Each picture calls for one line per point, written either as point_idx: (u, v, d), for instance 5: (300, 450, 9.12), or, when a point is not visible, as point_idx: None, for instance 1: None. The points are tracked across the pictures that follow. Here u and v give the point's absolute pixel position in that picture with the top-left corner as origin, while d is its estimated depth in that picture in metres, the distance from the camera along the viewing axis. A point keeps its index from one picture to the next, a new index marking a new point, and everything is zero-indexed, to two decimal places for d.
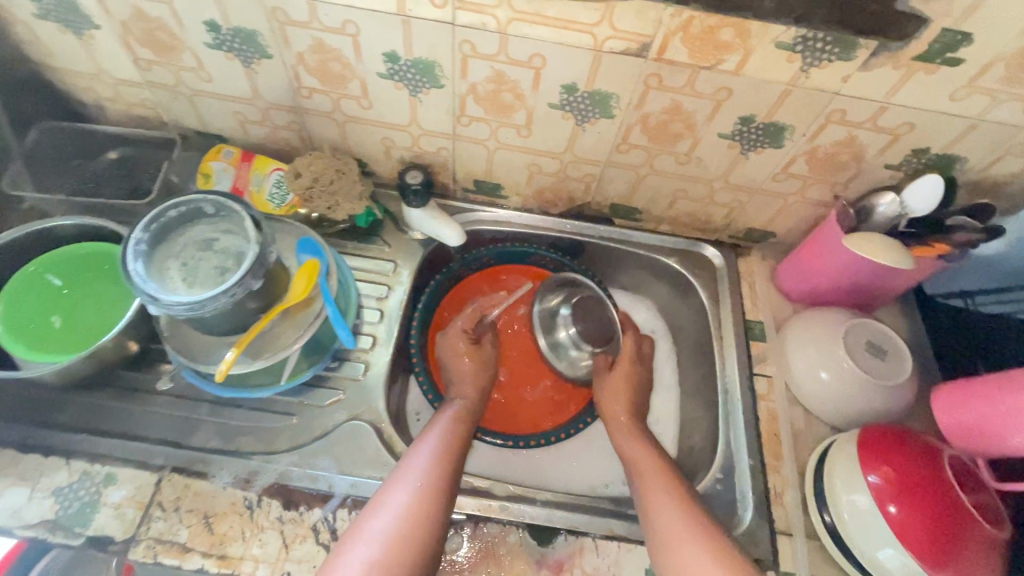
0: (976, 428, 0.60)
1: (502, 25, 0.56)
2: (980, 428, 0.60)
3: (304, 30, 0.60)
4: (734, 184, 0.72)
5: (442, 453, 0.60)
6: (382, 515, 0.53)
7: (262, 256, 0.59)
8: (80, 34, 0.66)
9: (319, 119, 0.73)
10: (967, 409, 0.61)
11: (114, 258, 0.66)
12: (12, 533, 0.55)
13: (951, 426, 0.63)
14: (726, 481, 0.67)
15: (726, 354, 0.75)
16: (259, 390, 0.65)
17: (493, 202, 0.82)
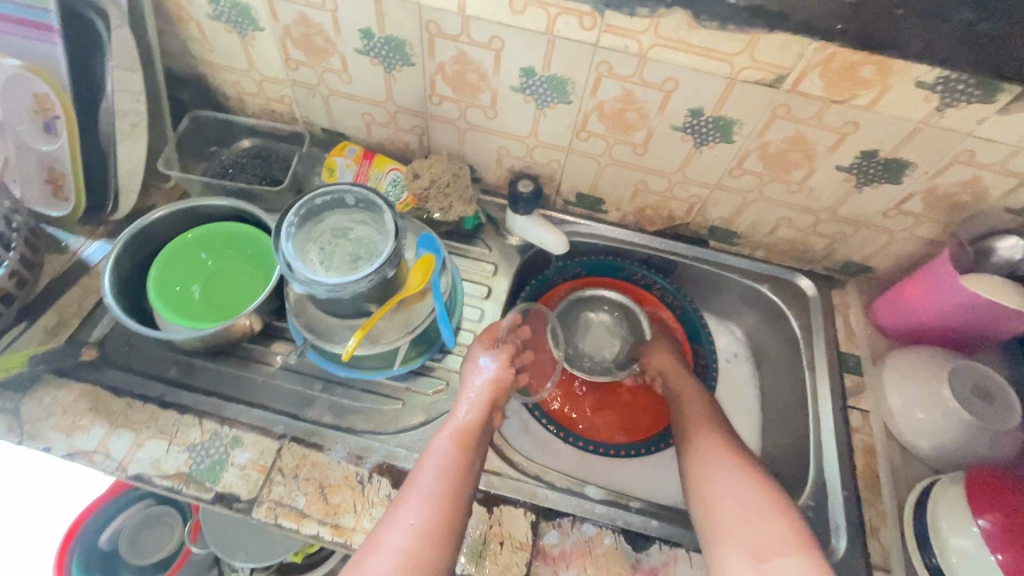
0: None
1: (644, 49, 0.59)
2: None
3: (451, 42, 0.65)
4: (842, 216, 0.73)
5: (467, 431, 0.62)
6: (420, 487, 0.57)
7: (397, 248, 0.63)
8: (244, 34, 0.72)
9: (442, 125, 0.77)
10: None
11: (257, 244, 0.72)
12: (151, 481, 0.60)
13: None
14: (818, 510, 0.67)
15: (819, 384, 0.75)
16: (373, 373, 0.69)
17: (591, 215, 0.85)
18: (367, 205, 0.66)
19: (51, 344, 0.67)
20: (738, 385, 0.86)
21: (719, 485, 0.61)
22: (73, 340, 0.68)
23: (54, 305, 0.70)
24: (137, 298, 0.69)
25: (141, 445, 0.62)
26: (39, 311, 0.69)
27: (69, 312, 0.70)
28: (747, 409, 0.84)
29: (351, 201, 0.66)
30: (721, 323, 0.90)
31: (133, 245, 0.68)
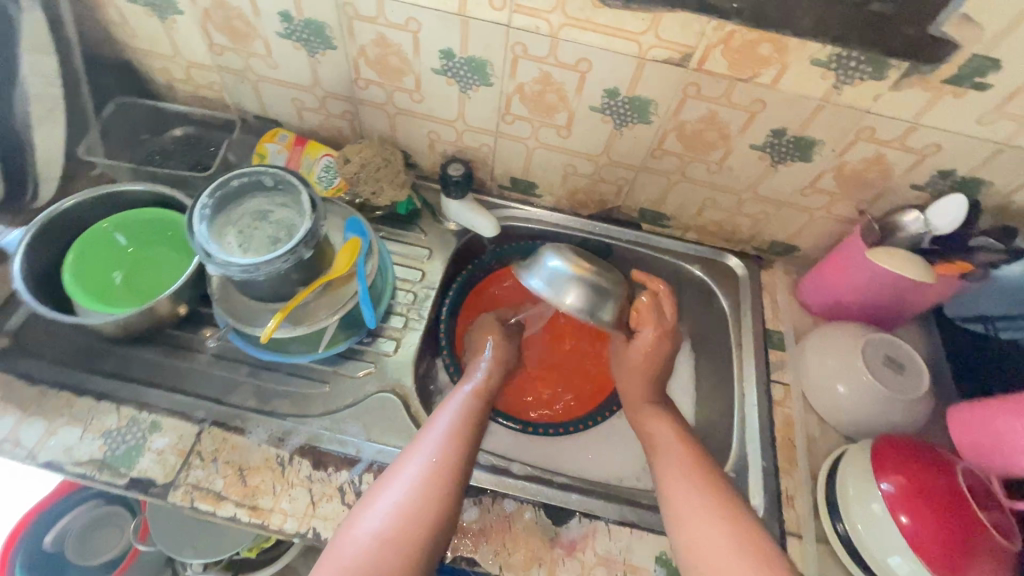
0: (993, 446, 0.61)
1: (555, 29, 0.60)
2: (998, 446, 0.60)
3: (369, 24, 0.65)
4: (762, 195, 0.74)
5: (455, 426, 0.61)
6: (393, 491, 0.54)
7: (314, 228, 0.63)
8: (164, 18, 0.72)
9: (372, 110, 0.77)
10: (986, 426, 0.62)
11: (179, 229, 0.71)
12: (62, 468, 0.59)
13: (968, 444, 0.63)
14: (738, 481, 0.68)
15: (745, 360, 0.77)
16: (298, 356, 0.69)
17: (527, 200, 0.86)
18: (286, 186, 0.66)
19: None
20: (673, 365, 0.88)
21: (675, 487, 0.58)
22: None
23: None
24: (54, 286, 0.67)
25: (55, 432, 0.61)
26: None
27: None
28: (680, 388, 0.86)
29: (272, 183, 0.66)
30: None
31: (49, 231, 0.67)
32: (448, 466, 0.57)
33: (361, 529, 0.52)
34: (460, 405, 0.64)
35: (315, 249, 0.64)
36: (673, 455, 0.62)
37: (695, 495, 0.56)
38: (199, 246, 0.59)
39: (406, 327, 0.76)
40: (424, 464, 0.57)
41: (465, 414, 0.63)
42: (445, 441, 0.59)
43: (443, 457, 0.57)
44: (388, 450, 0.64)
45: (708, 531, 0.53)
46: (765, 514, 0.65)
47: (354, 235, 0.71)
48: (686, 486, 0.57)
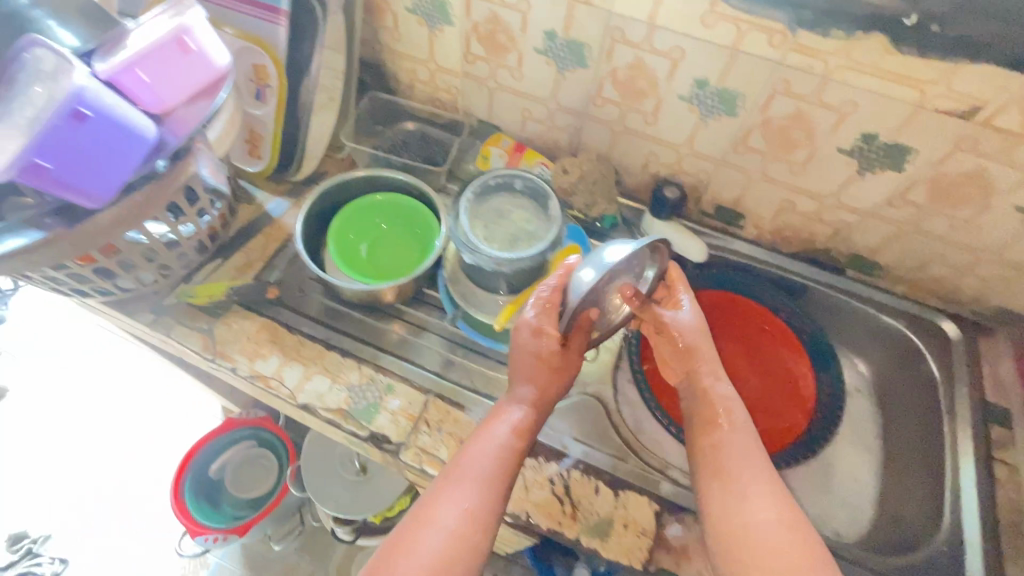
0: None
1: (830, 70, 0.61)
2: None
3: (631, 48, 0.69)
4: (1007, 258, 0.70)
5: (489, 456, 0.55)
6: (426, 547, 0.49)
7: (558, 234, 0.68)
8: (433, 28, 0.80)
9: (597, 126, 0.82)
10: None
11: (426, 223, 0.77)
12: (316, 411, 0.68)
13: None
14: (951, 555, 0.64)
15: (959, 429, 0.72)
16: (510, 347, 0.74)
17: (725, 229, 0.87)
18: (532, 191, 0.71)
19: (241, 280, 0.77)
20: (857, 418, 0.84)
21: (725, 469, 0.55)
22: (258, 278, 0.77)
23: (242, 249, 0.80)
24: (315, 251, 0.77)
25: (310, 378, 0.70)
26: (231, 250, 0.79)
27: (255, 255, 0.80)
28: (866, 445, 0.81)
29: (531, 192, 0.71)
30: (843, 354, 0.89)
31: (320, 203, 0.77)
32: (476, 531, 0.51)
33: None
34: (503, 441, 0.56)
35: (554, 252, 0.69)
36: (744, 443, 0.56)
37: (773, 494, 0.53)
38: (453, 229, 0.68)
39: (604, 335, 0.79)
40: (457, 515, 0.51)
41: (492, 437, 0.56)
42: (474, 479, 0.53)
43: (482, 502, 0.52)
44: (593, 452, 0.67)
45: (765, 531, 0.50)
46: None
47: (573, 241, 0.76)
48: (761, 480, 0.53)
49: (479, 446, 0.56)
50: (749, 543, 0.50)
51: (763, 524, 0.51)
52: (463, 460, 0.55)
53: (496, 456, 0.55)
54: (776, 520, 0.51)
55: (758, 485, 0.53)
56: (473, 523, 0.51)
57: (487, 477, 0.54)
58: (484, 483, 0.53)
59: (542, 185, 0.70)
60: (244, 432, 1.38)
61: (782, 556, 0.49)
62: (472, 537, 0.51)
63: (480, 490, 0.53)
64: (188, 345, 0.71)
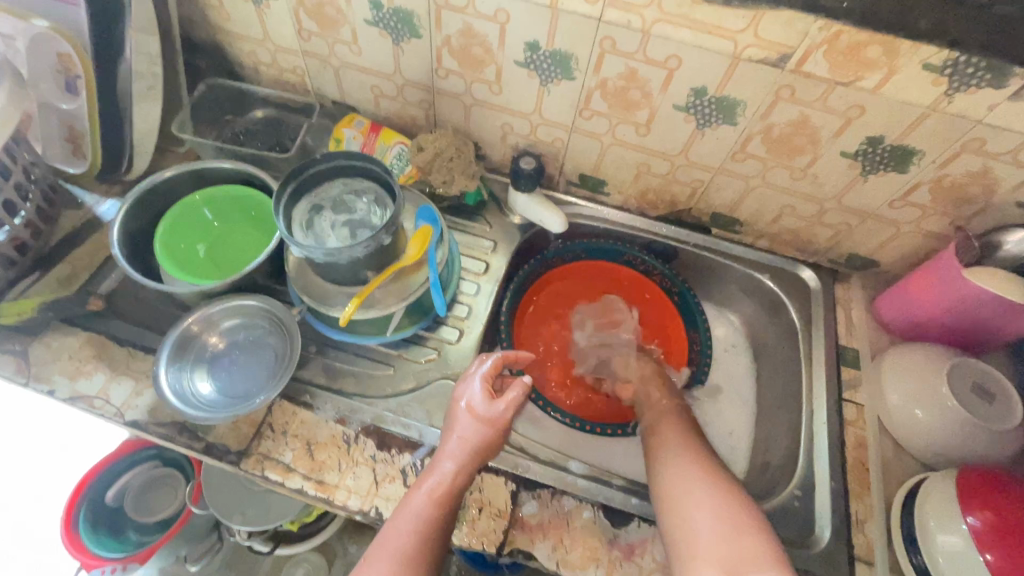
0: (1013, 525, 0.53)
1: (647, 24, 0.59)
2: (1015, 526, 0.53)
3: (458, 14, 0.66)
4: (847, 205, 0.71)
5: (444, 508, 0.55)
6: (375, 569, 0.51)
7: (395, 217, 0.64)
8: (258, 3, 0.74)
9: (448, 100, 0.78)
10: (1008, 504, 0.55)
11: (265, 215, 0.73)
12: (145, 428, 0.62)
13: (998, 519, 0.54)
14: (804, 499, 0.66)
15: (815, 376, 0.74)
16: (366, 338, 0.70)
17: (593, 197, 0.85)
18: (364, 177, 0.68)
19: (63, 293, 0.70)
20: (732, 374, 0.85)
21: (675, 482, 0.57)
22: (82, 290, 0.70)
23: (67, 258, 0.73)
24: (142, 253, 0.71)
25: (140, 393, 0.64)
26: (52, 262, 0.72)
27: (81, 265, 0.73)
28: (741, 401, 0.83)
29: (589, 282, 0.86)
30: (719, 313, 0.90)
31: (143, 202, 0.71)
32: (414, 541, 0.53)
33: None
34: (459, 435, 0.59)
35: (394, 235, 0.65)
36: (678, 445, 0.63)
37: (706, 479, 0.57)
38: (278, 192, 0.63)
39: (469, 316, 0.76)
40: (408, 528, 0.53)
41: (462, 472, 0.57)
42: (432, 529, 0.54)
43: (418, 546, 0.52)
44: None
45: (698, 503, 0.54)
46: (834, 536, 0.62)
47: (425, 222, 0.70)
48: (687, 468, 0.58)
49: (452, 492, 0.56)
50: (687, 519, 0.54)
51: (684, 492, 0.56)
52: (409, 502, 0.55)
53: (426, 514, 0.54)
54: (706, 495, 0.55)
55: (705, 493, 0.55)
56: (410, 559, 0.52)
57: (425, 535, 0.53)
58: (449, 520, 0.55)
59: (381, 170, 0.66)
60: (146, 456, 1.30)
61: (735, 543, 0.50)
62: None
63: (417, 523, 0.54)
64: None
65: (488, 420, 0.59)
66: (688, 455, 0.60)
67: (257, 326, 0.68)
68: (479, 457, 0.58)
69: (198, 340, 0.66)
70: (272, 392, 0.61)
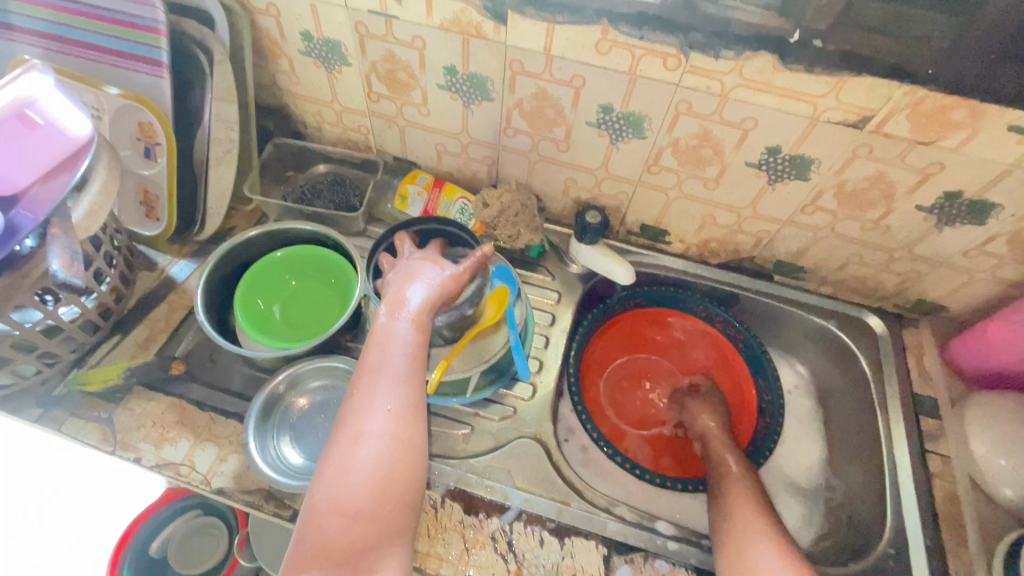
0: None
1: (725, 89, 0.61)
2: None
3: (532, 79, 0.68)
4: (918, 255, 0.72)
5: (408, 420, 0.50)
6: (349, 465, 0.48)
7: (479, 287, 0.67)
8: (331, 69, 0.77)
9: (513, 156, 0.80)
10: None
11: (339, 273, 0.74)
12: (232, 495, 0.62)
13: None
14: (898, 557, 0.64)
15: (893, 425, 0.73)
16: (447, 399, 0.70)
17: (653, 246, 0.86)
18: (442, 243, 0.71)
19: (143, 358, 0.71)
20: (800, 419, 0.84)
21: (735, 527, 0.59)
22: (161, 354, 0.71)
23: (144, 321, 0.74)
24: (221, 317, 0.72)
25: (224, 459, 0.64)
26: (131, 325, 0.73)
27: (159, 326, 0.74)
28: (813, 448, 0.82)
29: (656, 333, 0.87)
30: (781, 357, 0.89)
31: (222, 264, 0.72)
32: (390, 429, 0.49)
33: (345, 514, 0.46)
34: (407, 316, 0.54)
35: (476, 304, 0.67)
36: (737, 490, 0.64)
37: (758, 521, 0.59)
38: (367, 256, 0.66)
39: (542, 371, 0.76)
40: (371, 419, 0.49)
41: (399, 391, 0.51)
42: (400, 447, 0.49)
43: (393, 479, 0.48)
44: (535, 500, 0.64)
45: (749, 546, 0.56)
46: None
47: (501, 281, 0.71)
48: (752, 520, 0.59)
49: (410, 413, 0.50)
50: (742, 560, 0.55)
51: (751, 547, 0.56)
52: (358, 438, 0.49)
53: (397, 400, 0.50)
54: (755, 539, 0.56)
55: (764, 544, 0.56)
56: (381, 499, 0.47)
57: (394, 463, 0.48)
58: (415, 416, 0.51)
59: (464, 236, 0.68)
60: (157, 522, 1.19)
61: None
62: (397, 463, 0.49)
63: (379, 458, 0.48)
64: (84, 438, 0.64)
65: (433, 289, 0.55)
66: (750, 500, 0.62)
67: (338, 387, 0.68)
68: (419, 362, 0.52)
69: (280, 405, 0.66)
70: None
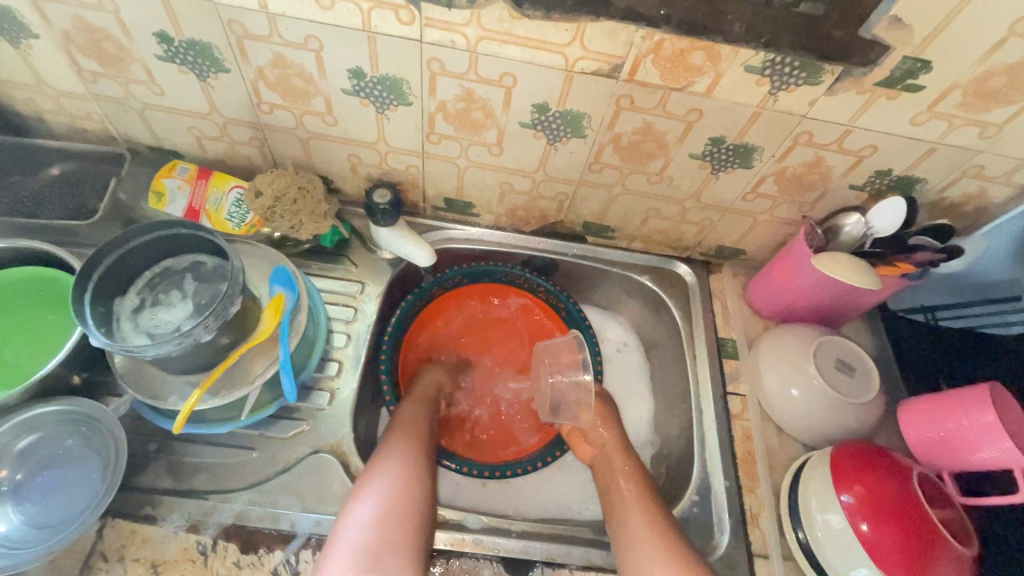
0: (894, 507, 0.55)
1: (471, 43, 0.54)
2: (899, 507, 0.55)
3: (263, 43, 0.58)
4: (706, 203, 0.72)
5: (410, 496, 0.56)
6: (348, 534, 0.52)
7: (224, 306, 0.55)
8: (17, 43, 0.61)
9: (281, 135, 0.70)
10: (876, 482, 0.57)
11: (58, 284, 0.62)
12: None
13: (868, 498, 0.56)
14: (702, 503, 0.67)
15: (700, 373, 0.75)
16: (218, 427, 0.60)
17: (464, 220, 0.81)
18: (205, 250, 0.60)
19: None
20: (629, 376, 0.84)
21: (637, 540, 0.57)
22: None
23: None
24: None
25: None
26: None
27: None
28: (640, 404, 0.83)
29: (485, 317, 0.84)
30: (609, 317, 0.89)
31: None
32: (401, 500, 0.55)
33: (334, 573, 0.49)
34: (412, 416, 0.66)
35: (223, 325, 0.56)
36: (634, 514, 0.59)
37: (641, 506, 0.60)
38: (86, 263, 0.53)
39: (342, 375, 0.69)
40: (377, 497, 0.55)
41: (423, 482, 0.58)
42: (398, 517, 0.54)
43: (382, 551, 0.51)
44: (327, 520, 0.58)
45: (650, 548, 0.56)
46: (731, 536, 0.64)
47: (280, 287, 0.63)
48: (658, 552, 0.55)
49: (410, 494, 0.56)
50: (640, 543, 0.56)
51: None
52: (355, 515, 0.53)
53: (399, 476, 0.57)
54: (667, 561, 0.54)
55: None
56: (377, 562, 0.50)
57: (390, 537, 0.52)
58: (417, 494, 0.57)
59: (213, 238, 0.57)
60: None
61: None
62: (394, 538, 0.52)
63: (374, 531, 0.52)
64: None
65: (421, 398, 0.70)
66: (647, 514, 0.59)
67: (63, 435, 0.56)
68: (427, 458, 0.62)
69: None
70: (99, 510, 0.52)
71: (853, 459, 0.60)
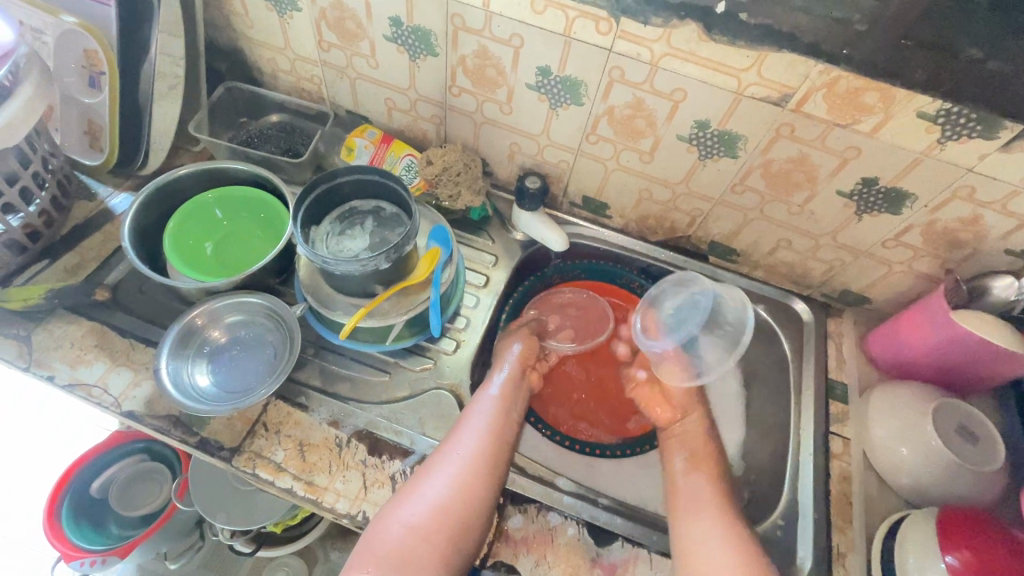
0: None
1: (656, 57, 0.61)
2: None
3: (474, 36, 0.68)
4: (842, 243, 0.73)
5: (464, 499, 0.58)
6: (402, 514, 0.56)
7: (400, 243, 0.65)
8: (283, 13, 0.76)
9: (459, 116, 0.81)
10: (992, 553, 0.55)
11: (268, 206, 0.75)
12: (142, 420, 0.63)
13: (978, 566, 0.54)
14: (787, 528, 0.68)
15: (803, 407, 0.75)
16: (365, 346, 0.71)
17: (596, 220, 0.87)
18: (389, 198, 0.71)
19: (70, 282, 0.72)
20: None
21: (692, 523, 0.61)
22: (89, 280, 0.72)
23: (76, 249, 0.75)
24: (151, 246, 0.73)
25: (137, 385, 0.65)
26: (61, 252, 0.74)
27: (89, 256, 0.75)
28: None
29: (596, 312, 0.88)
30: None
31: (155, 197, 0.73)
32: (454, 503, 0.58)
33: (380, 544, 0.54)
34: (490, 411, 0.67)
35: (396, 261, 0.66)
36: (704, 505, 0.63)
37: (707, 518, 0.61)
38: (307, 187, 0.66)
39: (467, 329, 0.77)
40: (435, 489, 0.58)
41: (467, 503, 0.58)
42: (447, 517, 0.57)
43: (423, 541, 0.55)
44: None
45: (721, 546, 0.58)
46: (813, 566, 0.64)
47: (437, 243, 0.73)
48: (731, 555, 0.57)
49: (465, 497, 0.58)
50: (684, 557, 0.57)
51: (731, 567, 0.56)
52: (396, 515, 0.56)
53: (458, 477, 0.59)
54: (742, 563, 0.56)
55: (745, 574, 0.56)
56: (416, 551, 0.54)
57: (417, 550, 0.54)
58: (470, 498, 0.58)
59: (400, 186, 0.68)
60: (99, 462, 1.12)
61: None
62: (438, 534, 0.56)
63: (407, 539, 0.55)
64: None
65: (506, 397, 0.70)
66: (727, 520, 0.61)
67: (259, 325, 0.69)
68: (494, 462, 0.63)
69: (198, 336, 0.67)
70: (269, 388, 0.62)
71: (966, 525, 0.57)
